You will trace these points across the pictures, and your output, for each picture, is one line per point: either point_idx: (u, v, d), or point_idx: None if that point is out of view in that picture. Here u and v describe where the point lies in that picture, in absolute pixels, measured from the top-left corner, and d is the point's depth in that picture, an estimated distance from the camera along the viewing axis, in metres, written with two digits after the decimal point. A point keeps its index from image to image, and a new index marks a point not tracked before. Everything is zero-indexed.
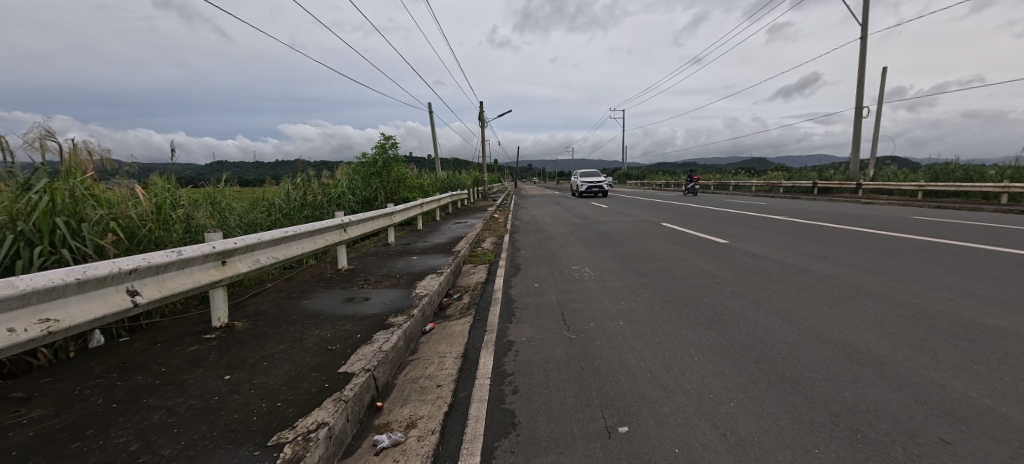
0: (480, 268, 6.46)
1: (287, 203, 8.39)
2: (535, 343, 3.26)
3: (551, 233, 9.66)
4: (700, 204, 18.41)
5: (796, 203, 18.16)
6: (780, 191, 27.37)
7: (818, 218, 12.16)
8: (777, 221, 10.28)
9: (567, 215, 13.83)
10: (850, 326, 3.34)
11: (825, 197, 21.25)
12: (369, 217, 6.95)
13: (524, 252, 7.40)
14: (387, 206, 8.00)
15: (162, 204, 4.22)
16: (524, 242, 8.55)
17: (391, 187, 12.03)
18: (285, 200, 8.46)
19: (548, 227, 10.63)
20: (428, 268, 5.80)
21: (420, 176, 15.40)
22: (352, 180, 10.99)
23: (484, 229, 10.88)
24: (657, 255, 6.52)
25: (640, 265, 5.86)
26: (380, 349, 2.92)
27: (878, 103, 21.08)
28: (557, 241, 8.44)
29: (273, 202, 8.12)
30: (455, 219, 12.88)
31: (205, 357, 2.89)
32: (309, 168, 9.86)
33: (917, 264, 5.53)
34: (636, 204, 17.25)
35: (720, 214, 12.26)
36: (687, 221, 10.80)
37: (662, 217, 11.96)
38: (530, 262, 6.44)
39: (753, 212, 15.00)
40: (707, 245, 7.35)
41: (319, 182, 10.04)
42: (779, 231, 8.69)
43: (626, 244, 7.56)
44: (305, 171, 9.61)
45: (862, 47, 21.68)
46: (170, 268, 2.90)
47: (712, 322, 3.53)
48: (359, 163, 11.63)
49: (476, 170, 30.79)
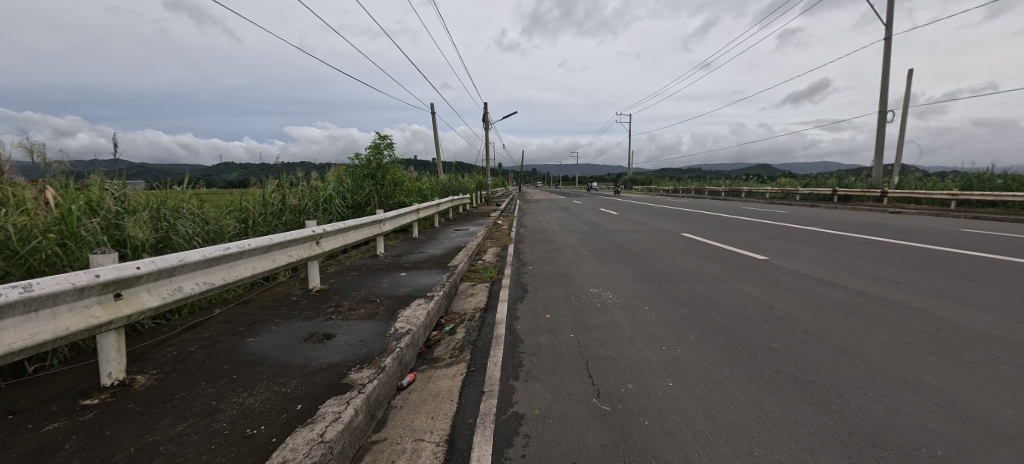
0: (479, 287, 5.46)
1: (266, 208, 7.50)
2: (552, 419, 2.26)
3: (560, 243, 8.68)
4: (716, 212, 17.38)
5: (819, 212, 17.11)
6: (796, 198, 26.27)
7: (853, 228, 11.08)
8: (811, 232, 9.24)
9: (575, 222, 12.85)
10: (1007, 400, 2.32)
11: (846, 205, 20.17)
12: (352, 226, 5.96)
13: (531, 267, 6.42)
14: (375, 212, 7.02)
15: (63, 211, 3.28)
16: (530, 254, 7.57)
17: (387, 189, 11.09)
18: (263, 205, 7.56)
19: (556, 237, 9.64)
20: (416, 290, 4.81)
21: (419, 179, 14.44)
22: (342, 183, 10.06)
23: (486, 237, 9.92)
24: (690, 274, 5.50)
25: (673, 287, 4.84)
26: (321, 438, 1.93)
27: (904, 107, 19.99)
28: (569, 254, 7.40)
29: (249, 207, 7.22)
30: (454, 225, 11.92)
31: (57, 449, 1.92)
32: (293, 170, 8.92)
33: (1016, 291, 4.48)
34: (648, 211, 16.22)
35: (744, 223, 11.22)
36: (710, 231, 9.78)
37: (681, 227, 10.93)
38: (539, 282, 5.43)
39: (775, 221, 13.93)
40: (742, 261, 6.34)
41: (306, 185, 9.14)
42: (820, 244, 7.65)
43: (649, 259, 6.55)
44: (288, 173, 8.67)
45: (887, 48, 20.59)
46: (10, 312, 1.94)
47: (800, 386, 2.52)
48: (352, 165, 10.71)
49: (479, 174, 29.92)
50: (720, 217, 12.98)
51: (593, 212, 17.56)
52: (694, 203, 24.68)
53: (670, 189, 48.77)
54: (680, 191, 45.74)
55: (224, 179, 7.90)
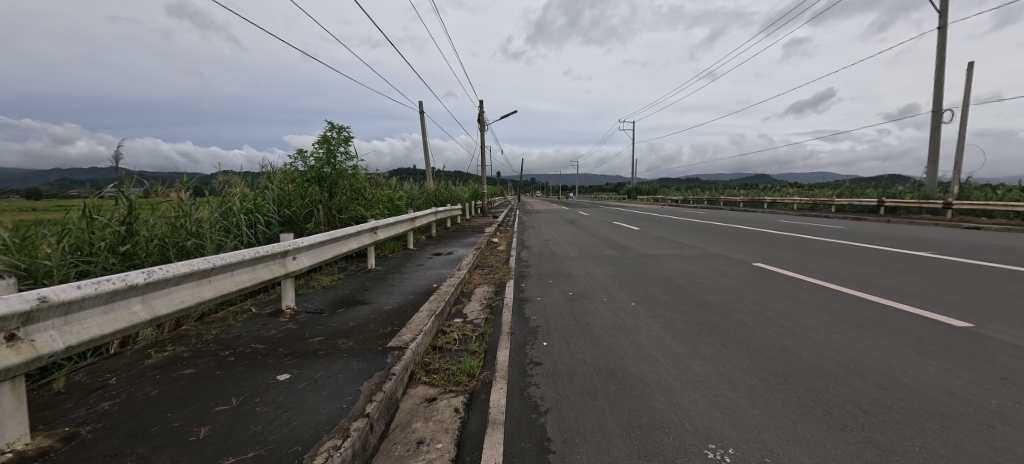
0: (439, 413, 2.50)
1: (128, 217, 4.63)
2: None
3: (584, 281, 5.77)
4: (756, 227, 14.53)
5: (881, 227, 14.30)
6: (831, 209, 23.44)
7: (974, 250, 8.21)
8: (950, 261, 6.34)
9: (593, 241, 9.96)
10: None
11: (902, 219, 17.30)
12: (199, 278, 2.96)
13: (546, 344, 3.47)
14: (281, 240, 3.99)
15: None
16: (542, 305, 4.65)
17: (342, 199, 8.18)
18: (123, 214, 4.68)
19: (575, 269, 6.69)
20: (266, 458, 1.86)
21: (395, 186, 11.50)
22: (272, 194, 7.13)
23: (474, 268, 6.97)
24: (892, 385, 2.57)
25: (914, 450, 1.94)
26: None
27: (964, 105, 17.33)
28: (606, 306, 4.43)
29: (88, 219, 4.36)
30: (436, 247, 9.01)
31: None
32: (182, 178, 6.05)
33: None
34: (678, 226, 13.36)
35: (825, 244, 8.31)
36: (792, 259, 6.88)
37: (741, 250, 8.02)
38: (571, 403, 2.48)
39: (843, 239, 11.09)
40: (941, 334, 3.42)
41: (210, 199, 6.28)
42: (1007, 287, 4.77)
43: (759, 328, 3.63)
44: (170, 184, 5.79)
45: (941, 38, 18.00)
46: None
47: None
48: (295, 168, 7.84)
49: (475, 182, 27.07)
50: (778, 235, 10.10)
51: (607, 225, 14.70)
52: (718, 215, 21.84)
53: (679, 199, 46.08)
54: (691, 201, 42.95)
55: (53, 197, 5.04)
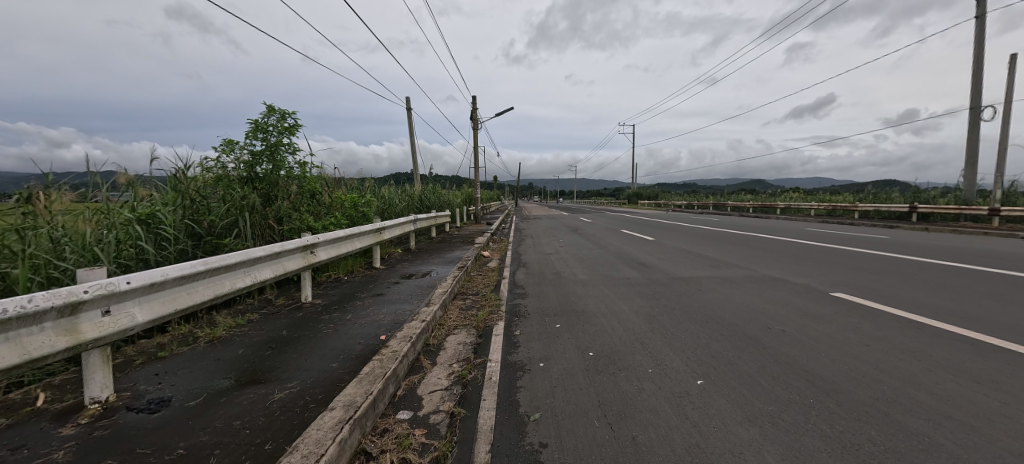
0: None
1: None
2: None
3: (607, 324, 3.94)
4: (788, 236, 12.72)
5: (931, 237, 12.52)
6: (853, 216, 21.69)
7: None
8: None
9: (606, 257, 8.14)
10: None
11: (942, 226, 15.52)
12: None
13: None
14: (70, 287, 2.13)
15: None
16: (547, 380, 2.81)
17: (284, 206, 6.33)
18: None
19: (590, 301, 4.89)
20: None
21: (365, 189, 9.61)
22: (177, 199, 5.22)
23: (453, 299, 5.11)
24: None
25: None
26: None
27: (1007, 101, 15.67)
28: (659, 389, 2.59)
29: None
30: (409, 265, 7.18)
31: None
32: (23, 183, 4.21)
33: None
34: (699, 236, 11.54)
35: (906, 263, 6.50)
36: (883, 287, 5.08)
37: (800, 270, 6.22)
38: None
39: (904, 252, 9.25)
40: None
41: (78, 209, 4.44)
42: None
43: None
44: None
45: (979, 28, 16.37)
46: None
47: None
48: (220, 165, 5.95)
49: (469, 187, 25.35)
50: (831, 248, 8.28)
51: (616, 235, 12.88)
52: (733, 221, 20.15)
53: (681, 204, 44.38)
54: (696, 205, 41.10)
55: None
